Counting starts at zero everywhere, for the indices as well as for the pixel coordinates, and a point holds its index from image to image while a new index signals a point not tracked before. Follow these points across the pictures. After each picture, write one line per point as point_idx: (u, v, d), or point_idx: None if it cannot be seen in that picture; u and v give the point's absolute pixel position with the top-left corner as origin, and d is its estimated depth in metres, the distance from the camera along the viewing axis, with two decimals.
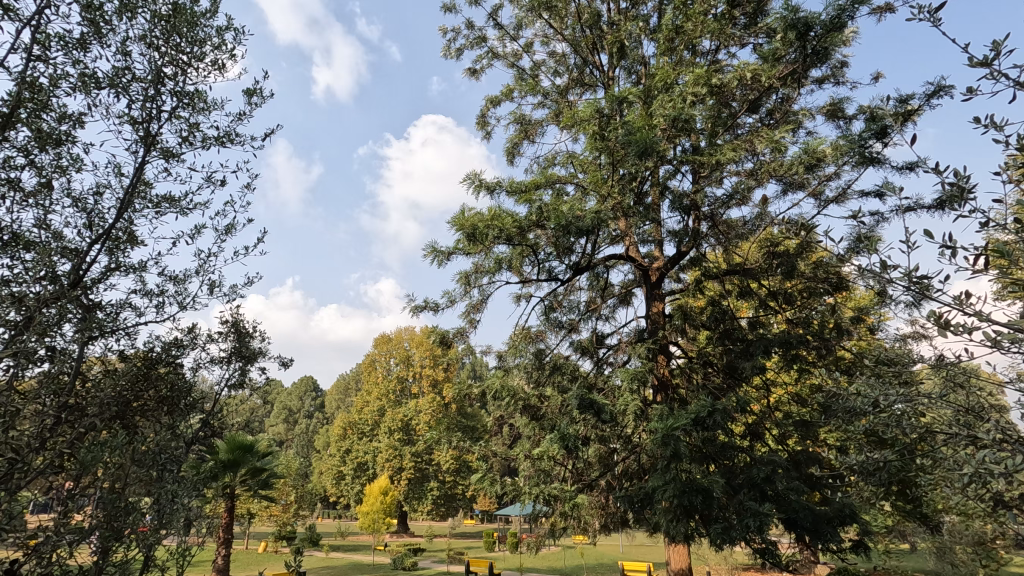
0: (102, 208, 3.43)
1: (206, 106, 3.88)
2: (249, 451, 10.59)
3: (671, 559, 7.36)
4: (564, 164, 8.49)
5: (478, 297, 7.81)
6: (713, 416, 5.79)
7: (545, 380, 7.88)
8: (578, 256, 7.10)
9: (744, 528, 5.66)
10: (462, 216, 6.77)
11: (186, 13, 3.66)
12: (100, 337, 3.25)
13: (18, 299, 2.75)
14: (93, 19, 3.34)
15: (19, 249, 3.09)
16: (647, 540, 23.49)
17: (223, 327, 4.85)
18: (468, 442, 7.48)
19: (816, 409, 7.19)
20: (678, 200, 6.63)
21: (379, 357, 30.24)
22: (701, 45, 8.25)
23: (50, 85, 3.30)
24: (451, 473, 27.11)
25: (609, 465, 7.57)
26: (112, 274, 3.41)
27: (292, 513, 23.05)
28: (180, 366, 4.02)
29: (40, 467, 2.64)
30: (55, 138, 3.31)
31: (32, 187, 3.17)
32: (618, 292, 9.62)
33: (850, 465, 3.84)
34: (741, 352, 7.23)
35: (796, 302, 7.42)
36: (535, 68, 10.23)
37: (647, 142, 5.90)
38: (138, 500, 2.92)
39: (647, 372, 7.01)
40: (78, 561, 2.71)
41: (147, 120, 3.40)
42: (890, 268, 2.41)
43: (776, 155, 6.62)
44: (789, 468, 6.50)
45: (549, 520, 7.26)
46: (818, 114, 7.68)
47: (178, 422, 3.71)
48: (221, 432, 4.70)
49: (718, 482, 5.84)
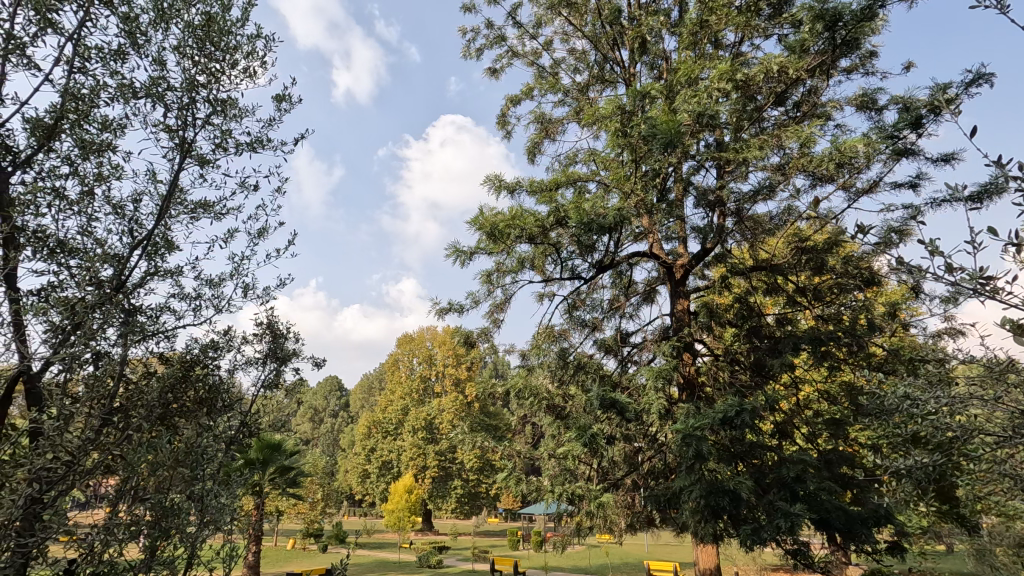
0: (141, 214, 3.51)
1: (239, 112, 3.95)
2: (277, 450, 10.80)
3: (699, 560, 7.27)
4: (586, 161, 8.46)
5: (501, 296, 7.84)
6: (740, 416, 5.65)
7: (568, 379, 7.85)
8: (601, 254, 7.03)
9: (775, 529, 5.55)
10: (484, 216, 6.87)
11: (219, 22, 3.74)
12: (143, 340, 3.33)
13: (66, 305, 2.85)
14: (130, 30, 3.43)
15: (64, 257, 3.18)
16: (671, 540, 23.35)
17: (258, 328, 4.97)
18: (492, 441, 7.49)
19: (848, 408, 7.04)
20: (702, 196, 6.59)
21: (402, 356, 30.50)
22: (725, 38, 8.14)
23: (91, 95, 3.40)
24: (475, 472, 27.26)
25: (634, 465, 7.53)
26: (152, 279, 3.48)
27: (319, 511, 23.49)
28: (219, 368, 4.10)
29: (90, 467, 2.68)
30: (96, 148, 3.41)
31: (76, 195, 3.27)
32: (641, 289, 9.55)
33: (894, 467, 3.72)
34: (769, 350, 7.10)
35: (825, 297, 7.27)
36: (555, 67, 10.23)
37: (672, 136, 5.81)
38: (182, 501, 2.97)
39: (673, 370, 6.95)
40: (128, 558, 2.78)
41: (183, 128, 3.47)
42: (953, 271, 2.37)
43: (804, 149, 6.48)
44: (820, 468, 6.37)
45: (574, 519, 7.25)
46: (847, 105, 7.51)
47: (217, 422, 3.81)
48: (256, 431, 4.82)
49: (745, 483, 5.69)
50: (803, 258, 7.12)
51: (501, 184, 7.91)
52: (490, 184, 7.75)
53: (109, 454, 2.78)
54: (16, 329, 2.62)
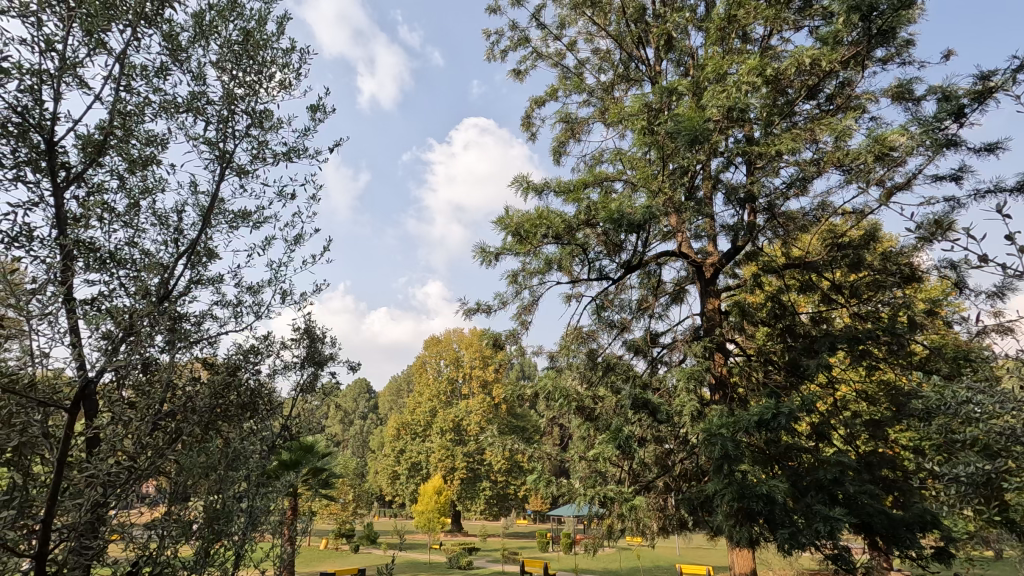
0: (184, 224, 3.63)
1: (275, 123, 4.06)
2: (310, 452, 11.01)
3: (734, 564, 7.11)
4: (612, 161, 8.40)
5: (529, 297, 7.83)
6: (776, 418, 5.52)
7: (598, 380, 7.72)
8: (629, 254, 6.96)
9: (815, 533, 5.38)
10: (511, 216, 6.98)
11: (255, 37, 3.84)
12: (188, 347, 3.43)
13: (117, 314, 2.95)
14: (172, 48, 3.55)
15: (113, 267, 3.32)
16: (704, 544, 22.94)
17: (296, 334, 5.09)
18: (521, 443, 7.48)
19: (888, 408, 6.80)
20: (732, 193, 6.46)
21: (430, 358, 30.72)
22: (753, 32, 7.98)
23: (136, 111, 3.53)
24: (503, 473, 27.28)
25: (666, 467, 7.40)
26: (196, 287, 3.60)
27: (351, 512, 23.82)
28: (259, 373, 4.22)
29: (149, 470, 2.75)
30: (141, 162, 3.54)
31: (123, 208, 3.40)
32: (670, 289, 9.44)
33: (954, 474, 3.55)
34: (805, 350, 6.89)
35: (862, 294, 7.05)
36: (580, 67, 10.19)
37: (700, 133, 5.74)
38: (232, 504, 3.03)
39: (704, 371, 6.83)
40: (184, 558, 2.88)
41: (223, 140, 3.58)
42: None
43: (839, 143, 6.31)
44: (860, 471, 6.18)
45: (605, 521, 7.17)
46: (883, 96, 7.28)
47: (259, 426, 3.90)
48: (296, 434, 4.93)
49: (780, 486, 5.54)
50: (839, 254, 6.93)
51: (528, 184, 7.92)
52: (517, 186, 7.78)
53: (166, 457, 2.86)
54: (72, 335, 2.72)
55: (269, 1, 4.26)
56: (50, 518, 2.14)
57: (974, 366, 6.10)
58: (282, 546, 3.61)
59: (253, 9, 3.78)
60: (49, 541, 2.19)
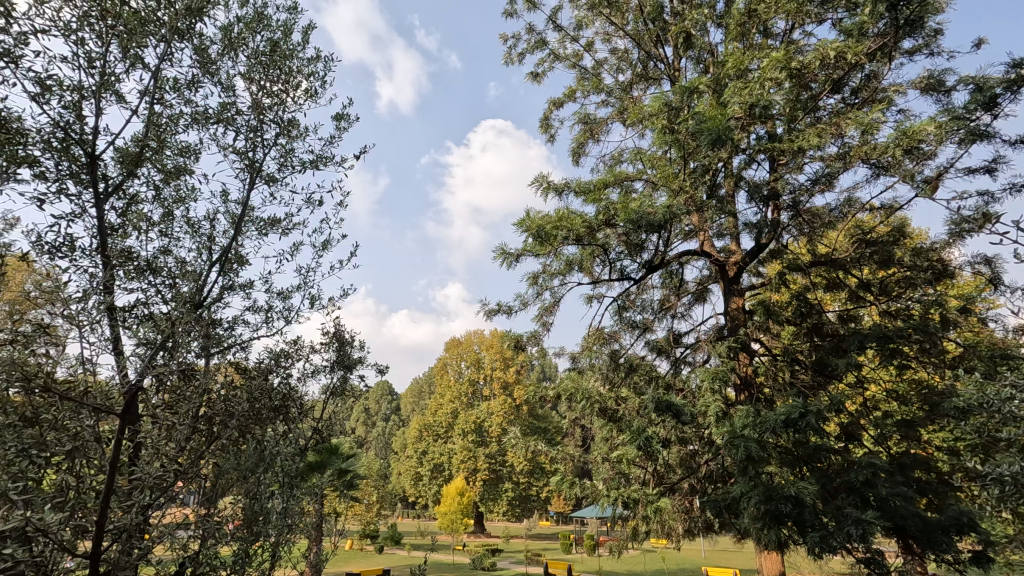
0: (216, 232, 3.73)
1: (302, 132, 4.15)
2: (335, 454, 11.16)
3: (762, 567, 7.00)
4: (632, 161, 8.37)
5: (549, 298, 7.84)
6: (804, 418, 5.41)
7: (621, 381, 7.67)
8: (651, 254, 6.91)
9: (846, 536, 5.26)
10: (531, 217, 6.99)
11: (282, 47, 3.94)
12: (222, 352, 3.52)
13: (157, 321, 3.05)
14: (203, 60, 3.66)
15: (149, 275, 3.42)
16: (729, 547, 22.61)
17: (326, 338, 5.19)
18: (544, 444, 7.48)
19: (921, 408, 6.63)
20: (755, 190, 6.38)
21: (450, 360, 30.91)
22: (774, 27, 7.88)
23: (169, 123, 3.64)
24: (525, 474, 27.26)
25: (691, 468, 7.33)
26: (228, 293, 3.69)
27: (375, 513, 24.07)
28: (290, 376, 4.31)
29: (190, 472, 2.84)
30: (175, 172, 3.65)
31: (159, 218, 3.51)
32: (693, 289, 9.36)
33: (996, 475, 3.43)
34: (833, 349, 6.75)
35: (892, 292, 6.87)
36: (598, 67, 10.17)
37: (723, 131, 5.69)
38: (269, 505, 3.12)
39: (728, 372, 6.73)
40: (225, 558, 2.97)
41: (253, 150, 3.67)
42: None
43: (866, 137, 6.17)
44: (892, 472, 6.02)
45: (630, 523, 7.11)
46: (910, 89, 7.13)
47: (291, 429, 3.99)
48: (325, 438, 5.01)
49: (809, 488, 5.44)
50: (867, 251, 6.78)
51: (548, 185, 7.93)
52: (537, 187, 7.79)
53: (204, 460, 2.94)
54: (113, 342, 2.82)
55: (295, 11, 4.36)
56: (104, 518, 2.22)
57: (1012, 365, 5.92)
58: (310, 547, 3.69)
59: (279, 21, 3.88)
60: (103, 542, 2.27)
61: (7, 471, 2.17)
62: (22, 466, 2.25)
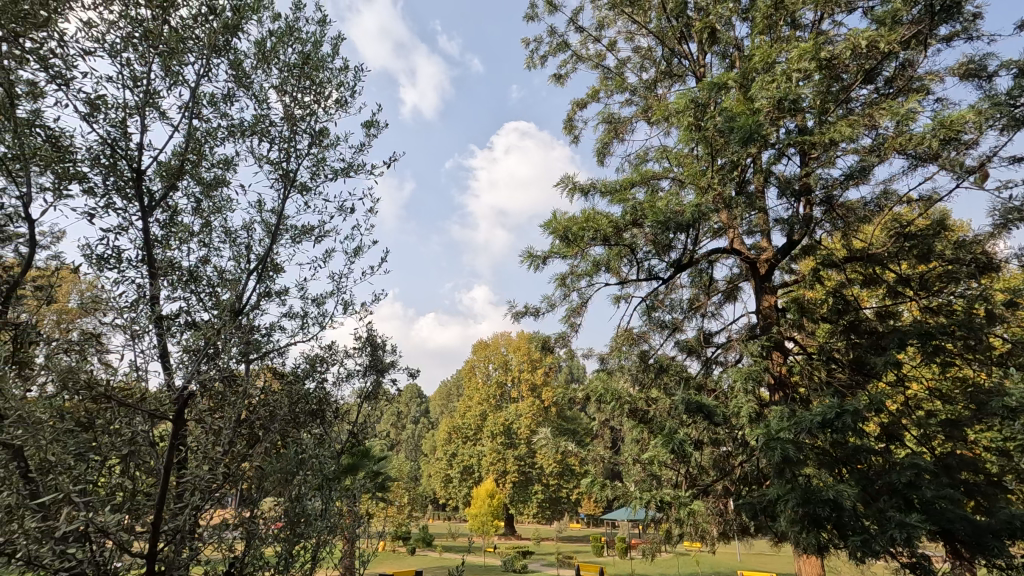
0: (253, 241, 3.84)
1: (333, 141, 4.24)
2: (367, 457, 11.33)
3: (801, 570, 6.83)
4: (658, 159, 8.29)
5: (577, 300, 7.83)
6: (841, 418, 5.26)
7: (651, 382, 7.60)
8: (679, 253, 6.84)
9: (889, 540, 5.09)
10: (557, 219, 6.99)
11: (313, 59, 4.03)
12: (261, 357, 3.62)
13: (199, 328, 3.16)
14: (238, 75, 3.78)
15: (191, 285, 3.54)
16: (766, 551, 22.04)
17: (359, 343, 5.29)
18: (574, 446, 7.46)
19: (967, 407, 6.37)
20: (786, 185, 6.25)
21: (478, 363, 31.04)
22: (803, 18, 7.72)
23: (207, 137, 3.76)
24: (555, 476, 27.15)
25: (725, 470, 7.21)
26: (265, 300, 3.80)
27: (406, 514, 24.32)
28: (325, 380, 4.40)
29: (238, 474, 2.93)
30: (213, 184, 3.77)
31: (198, 229, 3.63)
32: (723, 288, 9.21)
33: None
34: (871, 346, 6.55)
35: (933, 287, 6.63)
36: (621, 66, 10.12)
37: (752, 127, 5.60)
38: (313, 505, 3.21)
39: (762, 371, 6.60)
40: (271, 557, 3.07)
41: (287, 160, 3.78)
42: None
43: (901, 127, 5.99)
44: (938, 474, 5.79)
45: (662, 526, 7.04)
46: (948, 75, 6.88)
47: (328, 432, 4.08)
48: (359, 440, 5.10)
49: (848, 490, 5.29)
50: (906, 245, 6.56)
51: (573, 186, 7.92)
52: (563, 188, 7.79)
53: (249, 462, 3.03)
54: (159, 351, 2.91)
55: (323, 23, 4.46)
56: (157, 520, 2.33)
57: None
58: (348, 547, 3.76)
59: (310, 33, 3.98)
60: (159, 543, 2.36)
61: (67, 474, 2.31)
62: (80, 469, 2.37)
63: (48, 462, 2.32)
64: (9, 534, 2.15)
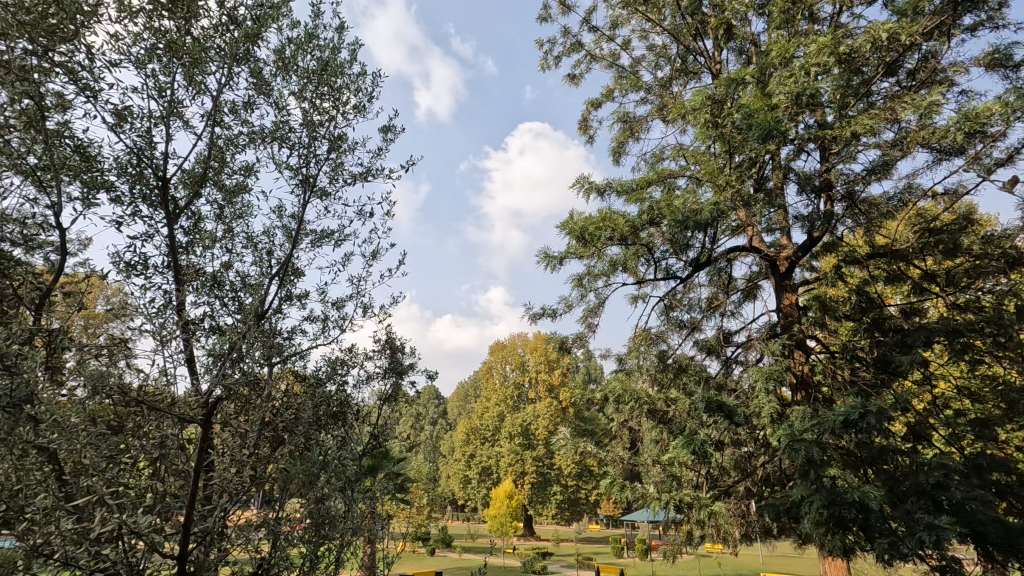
0: (274, 246, 3.90)
1: (352, 146, 4.28)
2: (388, 458, 11.43)
3: (827, 573, 6.72)
4: (674, 157, 8.23)
5: (594, 300, 7.80)
6: (865, 418, 5.14)
7: (669, 383, 7.53)
8: (697, 252, 6.78)
9: (917, 543, 4.97)
10: (573, 219, 6.97)
11: (331, 65, 4.08)
12: (283, 361, 3.67)
13: (224, 332, 3.21)
14: (258, 83, 3.84)
15: (215, 290, 3.60)
16: (789, 553, 21.68)
17: (379, 345, 5.33)
18: (593, 448, 7.43)
19: (998, 406, 6.20)
20: (806, 181, 6.15)
21: (495, 364, 31.09)
22: (821, 11, 7.59)
23: (229, 144, 3.82)
24: (574, 477, 27.07)
25: (746, 471, 7.12)
26: (287, 304, 3.85)
27: (426, 515, 24.45)
28: (345, 383, 4.44)
29: (264, 476, 2.98)
30: (235, 191, 3.83)
31: (221, 235, 3.69)
32: (742, 287, 9.10)
33: None
34: (896, 344, 6.41)
35: (960, 283, 6.47)
36: (636, 65, 10.06)
37: (770, 123, 5.53)
38: (336, 507, 3.25)
39: (783, 370, 6.51)
40: (297, 558, 3.11)
41: (307, 166, 3.82)
42: None
43: (924, 120, 5.86)
44: (968, 475, 5.65)
45: (684, 527, 6.98)
46: (973, 66, 6.71)
47: (349, 434, 4.12)
48: (380, 442, 5.14)
49: (875, 491, 5.18)
50: (931, 240, 6.40)
51: (589, 186, 7.89)
52: (579, 188, 7.77)
53: (275, 464, 3.07)
54: (185, 356, 2.96)
55: (340, 29, 4.51)
56: (189, 522, 2.38)
57: None
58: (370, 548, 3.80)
59: (328, 40, 4.02)
60: (190, 544, 2.41)
61: (102, 477, 2.37)
62: (113, 472, 2.42)
63: (82, 464, 2.38)
64: (45, 536, 2.20)
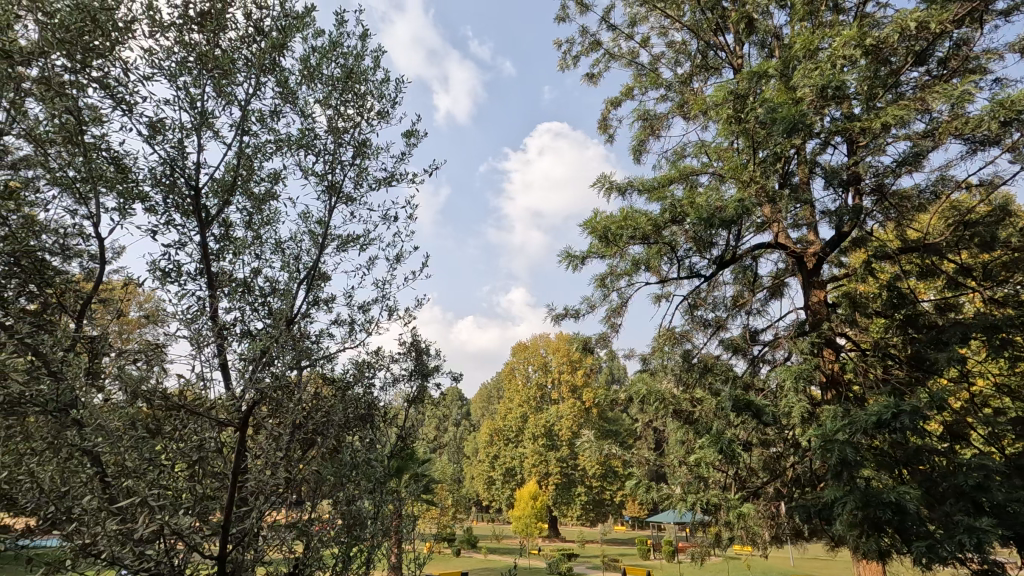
0: (302, 252, 3.98)
1: (375, 152, 4.35)
2: (413, 460, 11.49)
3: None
4: (695, 154, 8.13)
5: (617, 300, 7.74)
6: (899, 418, 4.99)
7: (695, 382, 7.44)
8: (721, 250, 6.69)
9: (957, 545, 4.82)
10: (594, 219, 6.94)
11: (355, 72, 4.14)
12: (312, 365, 3.74)
13: (256, 337, 3.29)
14: (285, 92, 3.92)
15: (246, 295, 3.68)
16: (820, 556, 21.21)
17: (404, 347, 5.38)
18: (618, 448, 7.37)
19: None
20: (833, 175, 6.02)
21: (517, 365, 31.10)
22: (845, 2, 7.43)
23: (257, 153, 3.91)
24: (598, 478, 26.91)
25: (775, 471, 6.99)
26: (314, 308, 3.92)
27: (451, 516, 24.55)
28: (372, 385, 4.50)
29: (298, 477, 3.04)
30: (263, 198, 3.92)
31: (251, 242, 3.77)
32: (768, 284, 8.93)
33: None
34: (931, 341, 6.23)
35: (997, 276, 6.25)
36: (655, 62, 9.97)
37: (795, 118, 5.43)
38: (365, 507, 3.30)
39: (812, 369, 6.37)
40: (329, 558, 3.17)
41: (333, 172, 3.89)
42: None
43: (956, 110, 5.68)
44: (1009, 475, 5.45)
45: (712, 529, 6.87)
46: (1008, 52, 6.49)
47: (377, 435, 4.17)
48: (405, 444, 5.18)
49: (911, 492, 5.04)
50: (966, 233, 6.20)
51: (610, 185, 7.84)
52: (600, 187, 7.73)
53: (308, 466, 3.13)
54: (219, 360, 3.04)
55: (363, 36, 4.58)
56: (228, 523, 2.45)
57: None
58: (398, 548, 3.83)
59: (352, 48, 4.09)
60: (228, 544, 2.48)
61: (144, 480, 2.47)
62: (154, 474, 2.52)
63: (124, 466, 2.47)
64: (91, 536, 2.28)
